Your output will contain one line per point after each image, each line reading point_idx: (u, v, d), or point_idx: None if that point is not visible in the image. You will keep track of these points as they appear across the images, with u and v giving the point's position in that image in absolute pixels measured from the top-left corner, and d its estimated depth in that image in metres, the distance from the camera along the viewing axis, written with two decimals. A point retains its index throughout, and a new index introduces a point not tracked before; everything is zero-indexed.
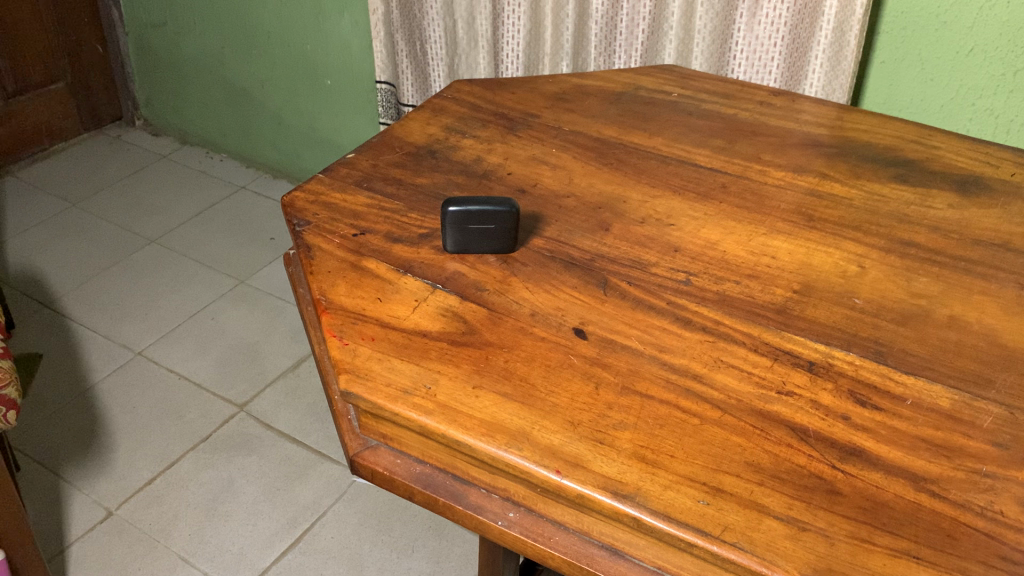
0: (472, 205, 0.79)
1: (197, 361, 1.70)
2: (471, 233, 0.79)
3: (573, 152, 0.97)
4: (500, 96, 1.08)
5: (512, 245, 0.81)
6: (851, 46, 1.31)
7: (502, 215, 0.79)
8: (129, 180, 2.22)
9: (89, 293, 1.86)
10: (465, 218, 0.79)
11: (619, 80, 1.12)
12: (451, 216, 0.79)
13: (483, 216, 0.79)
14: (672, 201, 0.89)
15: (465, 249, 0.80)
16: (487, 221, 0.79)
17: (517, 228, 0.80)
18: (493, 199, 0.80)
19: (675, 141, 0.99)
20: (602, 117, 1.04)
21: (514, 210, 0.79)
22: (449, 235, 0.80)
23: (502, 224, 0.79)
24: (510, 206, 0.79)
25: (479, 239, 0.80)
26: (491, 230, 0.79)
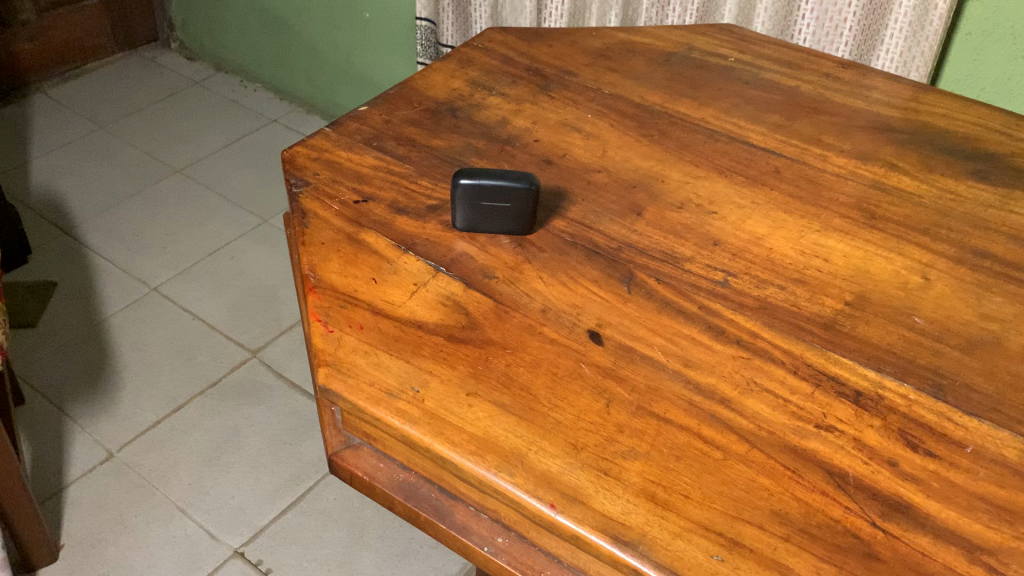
0: (486, 178, 0.70)
1: (213, 301, 1.64)
2: (484, 211, 0.71)
3: (611, 119, 0.87)
4: (536, 48, 0.97)
5: (530, 226, 0.72)
6: (938, 11, 1.17)
7: (520, 193, 0.70)
8: (159, 104, 2.14)
9: (109, 221, 1.80)
10: (478, 194, 0.70)
11: (671, 38, 1.01)
12: (461, 190, 0.70)
13: (498, 192, 0.70)
14: (716, 185, 0.80)
15: (474, 228, 0.72)
16: (503, 199, 0.70)
17: (537, 207, 0.72)
18: (511, 173, 0.72)
19: (727, 114, 0.88)
20: (647, 80, 0.93)
21: (533, 188, 0.70)
22: (458, 212, 0.71)
23: (520, 204, 0.70)
24: (530, 183, 0.70)
25: (492, 217, 0.71)
26: (506, 209, 0.71)
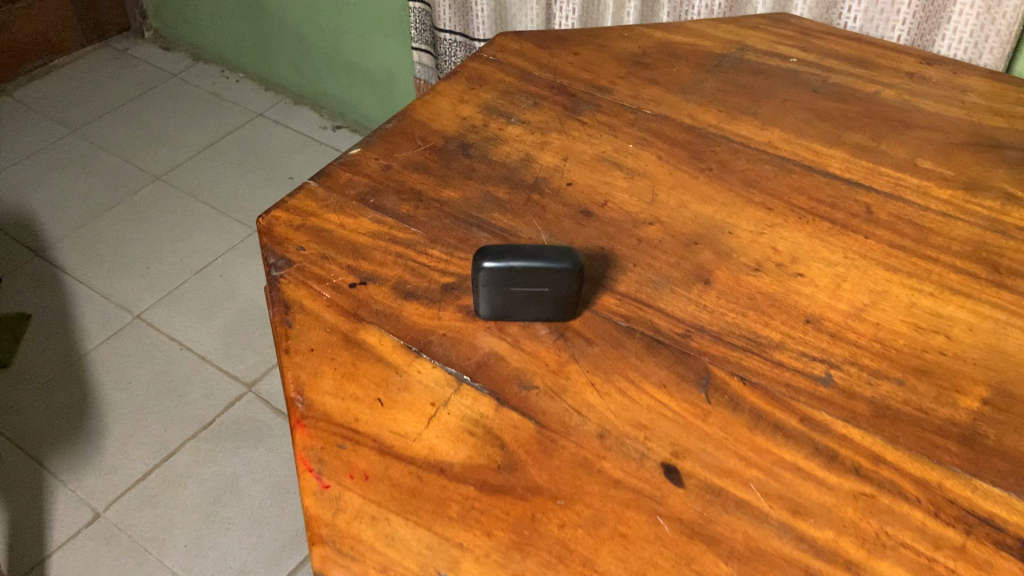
0: (515, 260, 0.55)
1: (203, 327, 1.49)
2: (515, 297, 0.56)
3: (658, 149, 0.71)
4: (558, 58, 0.81)
5: (573, 311, 0.57)
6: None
7: (561, 277, 0.55)
8: (134, 102, 1.97)
9: (86, 239, 1.65)
10: (505, 280, 0.55)
11: (718, 35, 0.84)
12: (483, 276, 0.55)
13: (532, 276, 0.55)
14: (797, 235, 0.64)
15: (502, 316, 0.57)
16: (538, 284, 0.55)
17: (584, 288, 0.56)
18: (548, 249, 0.56)
19: (798, 134, 0.73)
20: (697, 92, 0.77)
21: (576, 271, 0.55)
22: (480, 300, 0.56)
23: (561, 289, 0.55)
24: (574, 263, 0.55)
25: (525, 304, 0.56)
26: (542, 295, 0.56)
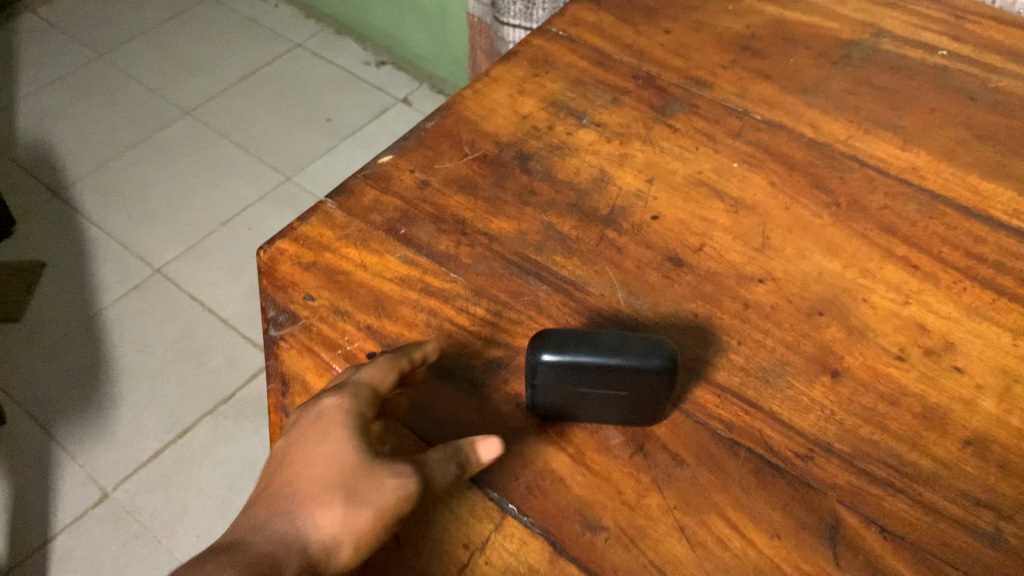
0: (584, 352, 0.41)
1: (227, 287, 1.38)
2: (581, 399, 0.42)
3: (769, 170, 0.56)
4: (645, 37, 0.65)
5: (655, 419, 0.43)
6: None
7: (646, 379, 0.41)
8: (166, 24, 1.83)
9: (108, 179, 1.53)
10: (569, 380, 0.41)
11: (846, 14, 0.67)
12: (540, 372, 0.41)
13: (605, 376, 0.41)
14: (952, 307, 0.49)
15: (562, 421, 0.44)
16: (613, 385, 0.42)
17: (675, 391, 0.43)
18: (634, 340, 0.42)
19: (951, 161, 0.57)
20: (820, 93, 0.61)
21: (666, 375, 0.41)
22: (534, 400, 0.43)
23: (644, 395, 0.42)
24: (663, 361, 0.41)
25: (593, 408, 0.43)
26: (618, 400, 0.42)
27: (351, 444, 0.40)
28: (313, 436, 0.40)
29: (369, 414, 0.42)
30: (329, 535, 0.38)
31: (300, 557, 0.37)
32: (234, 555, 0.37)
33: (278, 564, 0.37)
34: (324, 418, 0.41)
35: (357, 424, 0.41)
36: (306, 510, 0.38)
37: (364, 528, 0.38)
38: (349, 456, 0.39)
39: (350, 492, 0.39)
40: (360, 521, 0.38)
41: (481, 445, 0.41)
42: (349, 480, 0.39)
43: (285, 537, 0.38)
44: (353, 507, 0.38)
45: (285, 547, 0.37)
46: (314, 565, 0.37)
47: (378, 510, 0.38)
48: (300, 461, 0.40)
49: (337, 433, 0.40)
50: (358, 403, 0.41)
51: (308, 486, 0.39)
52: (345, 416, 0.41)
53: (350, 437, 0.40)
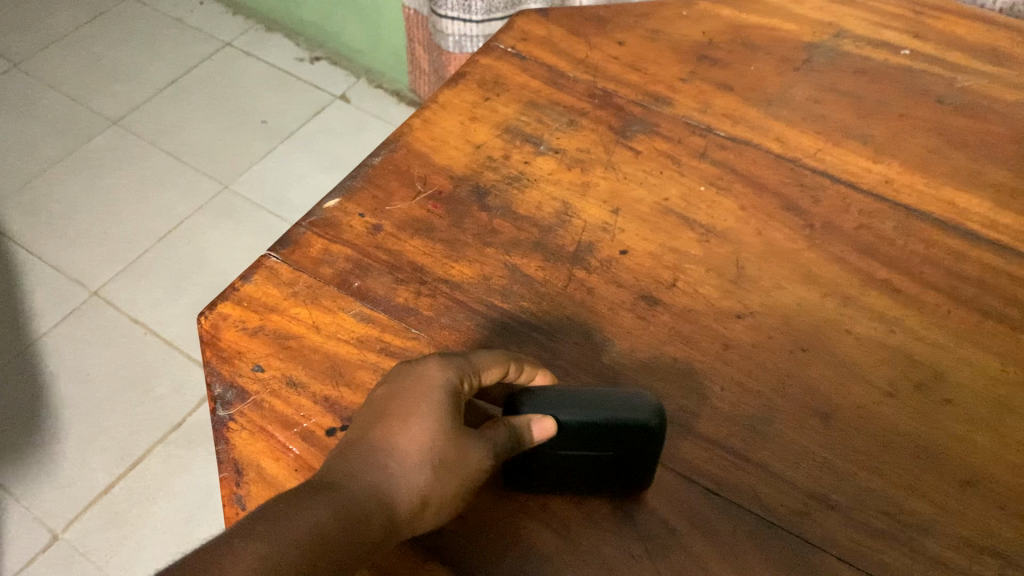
0: (563, 411, 0.39)
1: (169, 307, 1.32)
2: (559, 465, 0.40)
3: (739, 192, 0.53)
4: (598, 51, 0.62)
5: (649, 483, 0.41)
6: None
7: (630, 436, 0.39)
8: (85, 29, 1.73)
9: (34, 199, 1.45)
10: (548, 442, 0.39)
11: (804, 15, 0.64)
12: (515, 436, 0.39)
13: (586, 434, 0.39)
14: (938, 333, 0.47)
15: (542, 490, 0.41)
16: (595, 445, 0.39)
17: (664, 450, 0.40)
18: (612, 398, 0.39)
19: (924, 171, 0.55)
20: (785, 104, 0.58)
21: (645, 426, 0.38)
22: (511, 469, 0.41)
23: (629, 455, 0.39)
24: (652, 414, 0.38)
25: (574, 474, 0.40)
26: (602, 463, 0.39)
27: (449, 410, 0.39)
28: (411, 395, 0.39)
29: (464, 390, 0.40)
30: (417, 495, 0.37)
31: (388, 511, 0.37)
32: (331, 497, 0.36)
33: (367, 513, 0.36)
34: (423, 381, 0.39)
35: (451, 395, 0.39)
36: (397, 465, 0.38)
37: (449, 497, 0.38)
38: (443, 424, 0.38)
39: (440, 461, 0.38)
40: (448, 489, 0.38)
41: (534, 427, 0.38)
42: (446, 444, 0.38)
43: (374, 488, 0.37)
44: (446, 472, 0.38)
45: (374, 498, 0.37)
46: (398, 523, 0.37)
47: (464, 478, 0.38)
48: (397, 417, 0.39)
49: (438, 395, 0.39)
50: (456, 377, 0.40)
51: (403, 441, 0.38)
52: (445, 381, 0.40)
53: (451, 404, 0.39)
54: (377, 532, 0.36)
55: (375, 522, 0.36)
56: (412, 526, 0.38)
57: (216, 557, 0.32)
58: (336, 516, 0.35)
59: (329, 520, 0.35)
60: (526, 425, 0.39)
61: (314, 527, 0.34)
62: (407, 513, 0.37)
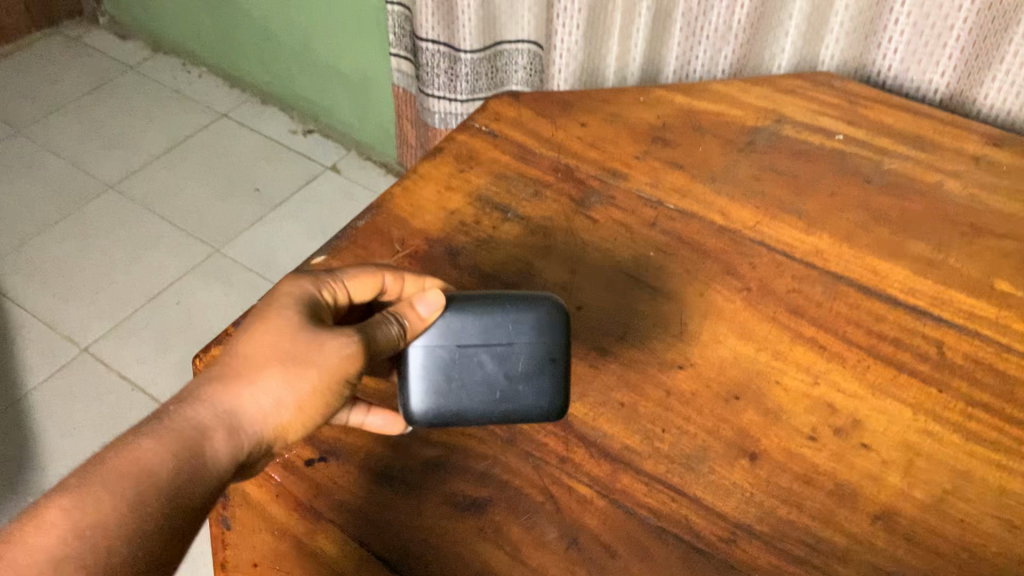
0: (458, 310, 0.47)
1: (155, 364, 1.36)
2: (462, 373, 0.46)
3: (685, 258, 0.60)
4: (563, 130, 0.68)
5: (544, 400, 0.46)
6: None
7: (517, 320, 0.47)
8: (87, 99, 1.81)
9: (29, 258, 1.50)
10: (447, 326, 0.46)
11: (749, 102, 0.72)
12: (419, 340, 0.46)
13: (481, 324, 0.47)
14: (857, 385, 0.53)
15: (444, 412, 0.46)
16: (493, 339, 0.46)
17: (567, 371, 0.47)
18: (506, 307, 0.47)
19: (851, 243, 0.61)
20: (729, 180, 0.65)
21: (532, 315, 0.47)
22: (412, 372, 0.46)
23: (520, 343, 0.46)
24: (548, 312, 0.47)
25: (475, 383, 0.46)
26: (496, 356, 0.46)
27: (282, 327, 0.44)
28: (263, 316, 0.44)
29: (323, 303, 0.46)
30: (267, 400, 0.42)
31: (235, 423, 0.41)
32: (176, 413, 0.41)
33: (211, 422, 0.41)
34: (276, 306, 0.45)
35: (301, 312, 0.45)
36: (234, 384, 0.42)
37: (292, 400, 0.43)
38: (291, 334, 0.43)
39: (287, 364, 0.43)
40: (288, 394, 0.42)
41: (415, 304, 0.46)
42: (294, 350, 0.43)
43: (213, 409, 0.41)
44: (291, 379, 0.42)
45: (212, 416, 0.41)
46: (247, 431, 0.42)
47: (313, 376, 0.43)
48: (249, 334, 0.44)
49: (269, 317, 0.44)
50: (308, 301, 0.46)
51: (253, 354, 0.43)
52: (277, 306, 0.45)
53: (291, 321, 0.44)
54: (220, 444, 0.41)
55: (216, 436, 0.41)
56: (261, 433, 0.42)
57: (60, 485, 0.38)
58: (172, 436, 0.40)
59: (170, 437, 0.40)
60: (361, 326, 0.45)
61: (147, 448, 0.39)
62: (251, 422, 0.42)
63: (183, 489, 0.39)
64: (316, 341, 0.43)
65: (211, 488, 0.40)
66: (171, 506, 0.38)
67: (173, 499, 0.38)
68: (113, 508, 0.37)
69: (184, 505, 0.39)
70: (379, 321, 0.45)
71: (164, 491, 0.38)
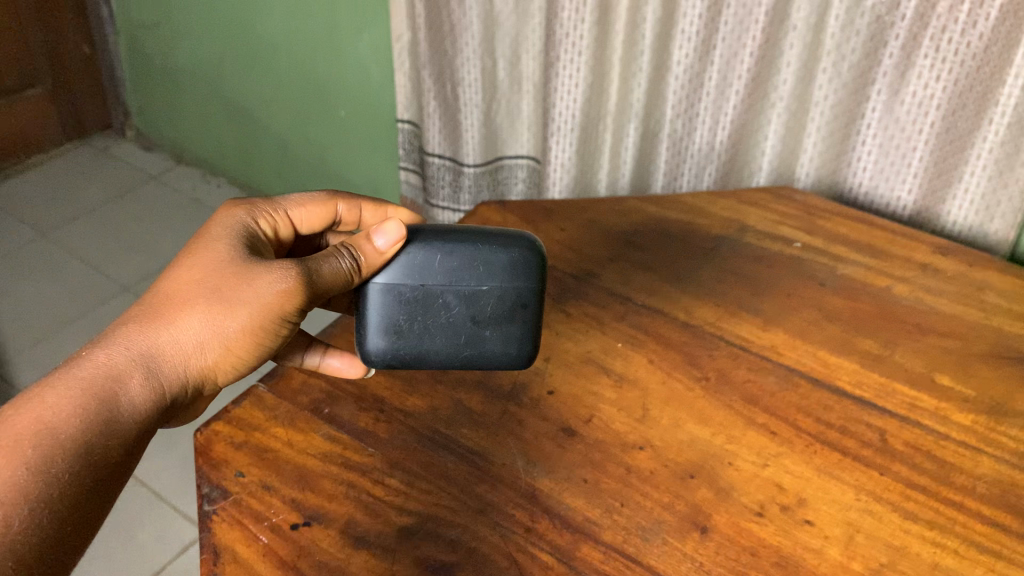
0: (432, 244, 0.52)
1: (160, 457, 1.32)
2: (430, 314, 0.53)
3: (649, 350, 0.65)
4: (544, 233, 0.76)
5: (504, 345, 0.54)
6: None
7: (487, 262, 0.52)
8: (111, 206, 1.90)
9: (44, 356, 1.55)
10: (416, 267, 0.52)
11: (714, 213, 0.79)
12: (391, 281, 0.52)
13: (453, 266, 0.52)
14: (803, 467, 0.57)
15: (408, 350, 0.53)
16: (461, 284, 0.52)
17: (534, 317, 0.54)
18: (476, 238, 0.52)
19: (804, 338, 0.67)
20: (693, 281, 0.71)
21: (505, 259, 0.52)
22: (383, 310, 0.53)
23: (488, 290, 0.52)
24: (522, 252, 0.52)
25: (442, 324, 0.53)
26: (465, 303, 0.52)
27: (202, 272, 0.50)
28: (192, 256, 0.50)
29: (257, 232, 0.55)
30: (195, 333, 0.48)
31: (161, 354, 0.47)
32: (105, 349, 0.46)
33: (139, 356, 0.47)
34: (207, 246, 0.51)
35: (230, 251, 0.51)
36: (157, 327, 0.48)
37: (214, 337, 0.49)
38: (218, 274, 0.50)
39: (216, 299, 0.49)
40: (211, 332, 0.49)
41: (374, 235, 0.51)
42: (222, 287, 0.49)
43: (137, 350, 0.47)
44: (218, 313, 0.49)
45: (137, 356, 0.47)
46: (173, 361, 0.48)
47: (240, 308, 0.49)
48: (179, 274, 0.50)
49: (188, 265, 0.50)
50: (237, 243, 0.52)
51: (183, 292, 0.49)
52: (198, 254, 0.51)
53: (218, 259, 0.50)
54: (147, 383, 0.46)
55: (146, 371, 0.46)
56: (187, 368, 0.48)
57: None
58: (98, 377, 0.45)
59: (97, 369, 0.45)
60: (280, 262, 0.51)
61: (76, 388, 0.44)
62: (176, 360, 0.48)
63: (113, 421, 0.44)
64: (234, 282, 0.50)
65: (147, 414, 0.46)
66: (103, 437, 0.44)
67: (104, 431, 0.44)
68: (46, 444, 0.42)
69: (118, 436, 0.44)
70: (331, 254, 0.51)
71: (94, 423, 0.44)
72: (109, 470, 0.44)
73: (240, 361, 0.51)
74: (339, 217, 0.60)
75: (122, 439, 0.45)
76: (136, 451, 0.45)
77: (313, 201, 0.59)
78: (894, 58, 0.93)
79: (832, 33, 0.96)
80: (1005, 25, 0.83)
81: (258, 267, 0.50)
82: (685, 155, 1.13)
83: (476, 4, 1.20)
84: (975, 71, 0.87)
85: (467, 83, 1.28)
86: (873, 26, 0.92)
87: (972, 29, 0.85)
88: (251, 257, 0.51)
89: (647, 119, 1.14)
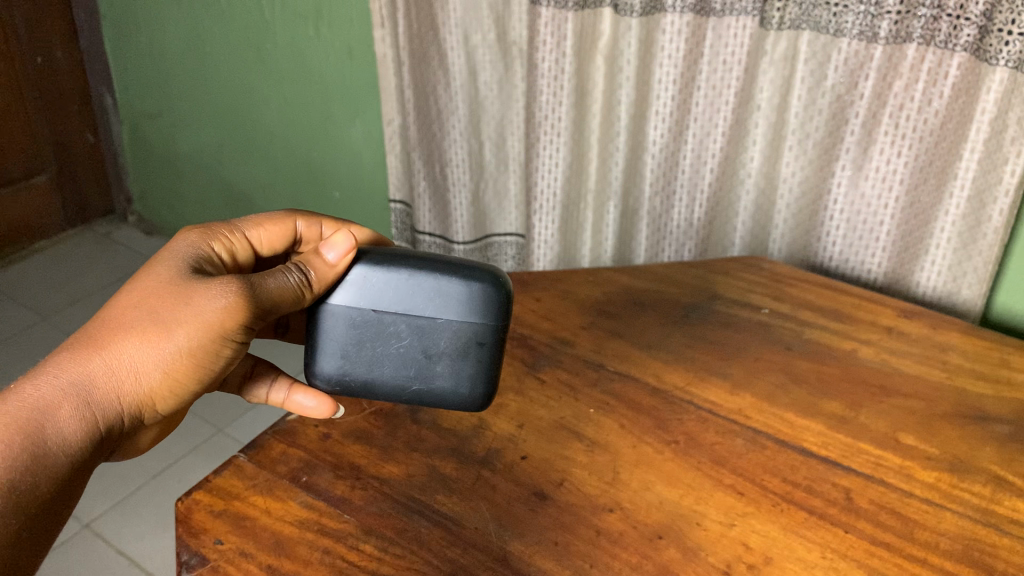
0: (392, 265, 0.55)
1: (155, 540, 1.30)
2: (384, 338, 0.56)
3: (619, 414, 0.67)
4: (519, 305, 0.79)
5: (455, 384, 0.57)
6: (993, 222, 0.89)
7: (441, 289, 0.55)
8: (112, 287, 1.90)
9: None
10: (373, 290, 0.56)
11: (686, 282, 0.83)
12: (348, 300, 0.56)
13: (408, 290, 0.55)
14: (772, 526, 0.58)
15: (356, 377, 0.57)
16: (416, 315, 0.55)
17: (490, 357, 0.56)
18: (441, 264, 0.55)
19: (771, 401, 0.69)
20: (663, 348, 0.74)
21: (463, 289, 0.55)
22: (337, 330, 0.57)
23: (442, 318, 0.55)
24: (483, 285, 0.55)
25: (394, 350, 0.56)
26: (416, 328, 0.56)
27: (140, 295, 0.52)
28: (135, 281, 0.53)
29: (214, 256, 0.58)
30: (130, 359, 0.51)
31: (94, 381, 0.50)
32: (37, 379, 0.49)
33: (71, 383, 0.50)
34: (152, 268, 0.54)
35: (173, 271, 0.54)
36: (91, 354, 0.51)
37: (150, 361, 0.51)
38: (157, 295, 0.52)
39: (152, 322, 0.51)
40: (146, 356, 0.51)
41: (323, 249, 0.55)
42: (160, 310, 0.52)
43: (70, 379, 0.50)
44: (153, 337, 0.51)
45: (70, 386, 0.50)
46: (106, 387, 0.51)
47: (174, 330, 0.52)
48: (121, 299, 0.53)
49: (130, 290, 0.53)
50: (181, 265, 0.54)
51: (122, 316, 0.52)
52: (140, 277, 0.53)
53: (158, 281, 0.53)
54: (76, 412, 0.50)
55: (76, 401, 0.50)
56: (120, 393, 0.51)
57: None
58: (28, 411, 0.48)
59: (27, 401, 0.48)
60: (219, 279, 0.53)
61: (6, 421, 0.47)
62: (109, 387, 0.51)
63: (39, 455, 0.48)
64: (170, 304, 0.52)
65: (76, 442, 0.50)
66: (29, 472, 0.47)
67: (28, 466, 0.47)
68: None
69: (42, 469, 0.48)
70: (280, 270, 0.54)
71: (20, 456, 0.47)
72: (35, 507, 0.48)
73: (180, 381, 0.54)
74: (300, 234, 0.64)
75: (49, 472, 0.48)
76: (64, 484, 0.49)
77: (272, 221, 0.63)
78: (855, 134, 0.97)
79: (795, 112, 1.00)
80: (958, 102, 0.87)
81: (194, 287, 0.52)
82: (665, 232, 1.17)
83: (462, 90, 1.26)
84: (934, 146, 0.91)
85: (455, 164, 1.33)
86: (834, 105, 0.97)
87: (928, 105, 0.89)
88: (192, 276, 0.54)
89: (626, 197, 1.18)
